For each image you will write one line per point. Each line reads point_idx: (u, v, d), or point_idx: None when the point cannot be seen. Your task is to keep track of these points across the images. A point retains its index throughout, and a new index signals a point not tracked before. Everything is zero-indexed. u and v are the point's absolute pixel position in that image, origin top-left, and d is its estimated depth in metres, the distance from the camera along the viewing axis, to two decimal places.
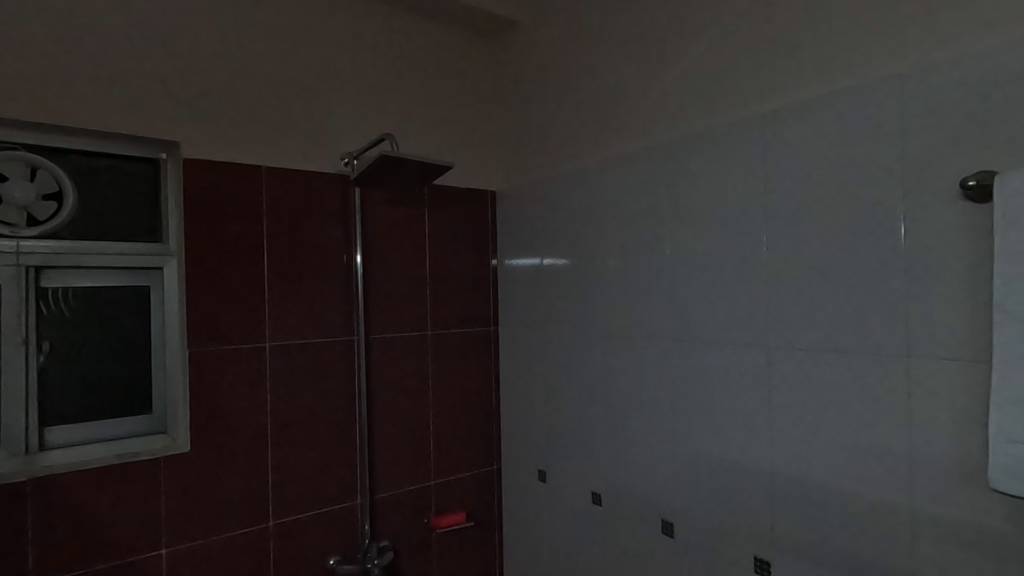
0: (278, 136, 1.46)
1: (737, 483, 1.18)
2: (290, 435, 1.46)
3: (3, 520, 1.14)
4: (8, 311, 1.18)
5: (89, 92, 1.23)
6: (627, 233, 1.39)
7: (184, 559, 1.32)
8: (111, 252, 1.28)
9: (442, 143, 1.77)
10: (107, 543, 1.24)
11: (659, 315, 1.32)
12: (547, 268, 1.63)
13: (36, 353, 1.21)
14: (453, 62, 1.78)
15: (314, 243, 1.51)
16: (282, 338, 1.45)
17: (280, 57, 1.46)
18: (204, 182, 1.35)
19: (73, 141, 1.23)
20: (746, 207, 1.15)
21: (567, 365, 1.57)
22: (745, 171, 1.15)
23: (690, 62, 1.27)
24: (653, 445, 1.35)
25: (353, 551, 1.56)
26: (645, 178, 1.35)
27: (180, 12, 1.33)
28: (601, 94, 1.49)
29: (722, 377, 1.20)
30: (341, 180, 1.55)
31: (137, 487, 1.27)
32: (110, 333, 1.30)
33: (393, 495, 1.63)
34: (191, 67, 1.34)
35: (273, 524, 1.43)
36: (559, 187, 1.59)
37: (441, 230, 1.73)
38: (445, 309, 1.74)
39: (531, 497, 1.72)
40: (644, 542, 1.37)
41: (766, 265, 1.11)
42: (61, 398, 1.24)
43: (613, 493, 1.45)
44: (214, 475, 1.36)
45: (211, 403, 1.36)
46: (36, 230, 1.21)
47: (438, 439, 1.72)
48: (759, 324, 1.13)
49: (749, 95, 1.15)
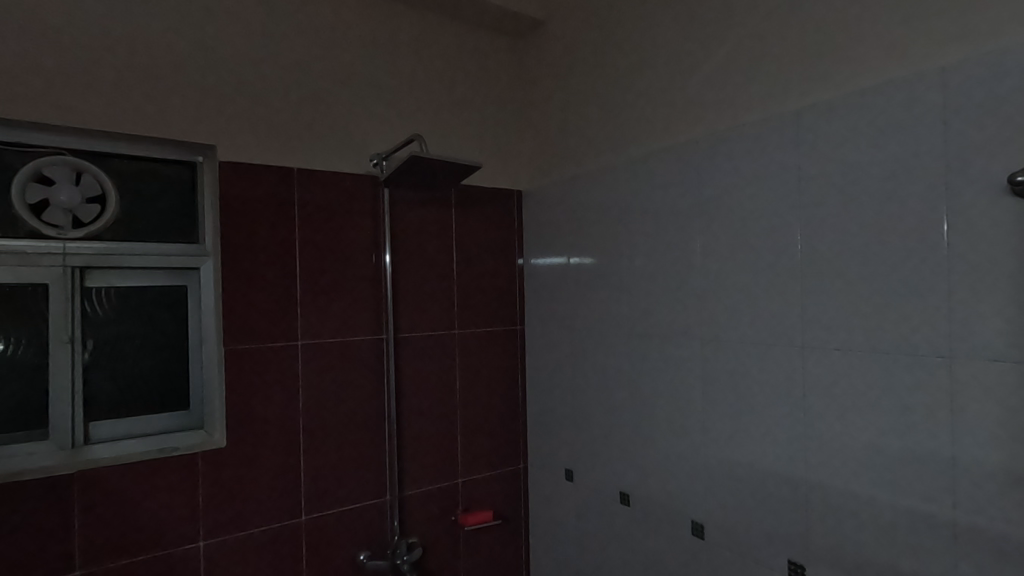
0: (308, 138, 1.48)
1: (770, 485, 1.16)
2: (321, 432, 1.49)
3: (51, 510, 1.18)
4: (55, 309, 1.23)
5: (130, 97, 1.27)
6: (655, 232, 1.38)
7: (220, 552, 1.35)
8: (151, 253, 1.32)
9: (469, 143, 1.77)
10: (148, 535, 1.27)
11: (688, 314, 1.31)
12: (573, 267, 1.63)
13: (81, 350, 1.26)
14: (481, 62, 1.79)
15: (345, 243, 1.53)
16: (313, 337, 1.48)
17: (311, 59, 1.49)
18: (239, 184, 1.38)
19: (115, 146, 1.28)
20: (781, 205, 1.12)
21: (594, 364, 1.57)
22: (778, 167, 1.13)
23: (718, 60, 1.26)
24: (682, 446, 1.34)
25: (383, 547, 1.58)
26: (674, 176, 1.34)
27: (215, 18, 1.36)
28: (629, 92, 1.48)
29: (754, 377, 1.18)
30: (371, 180, 1.58)
31: (175, 481, 1.31)
32: (149, 331, 1.34)
33: (420, 492, 1.65)
34: (225, 72, 1.38)
35: (305, 520, 1.46)
36: (586, 186, 1.59)
37: (468, 230, 1.74)
38: (472, 308, 1.75)
39: (559, 496, 1.72)
40: (673, 543, 1.36)
41: (800, 263, 1.09)
42: (104, 394, 1.29)
43: (642, 493, 1.44)
44: (248, 470, 1.39)
45: (245, 400, 1.39)
46: (82, 232, 1.25)
47: (465, 438, 1.73)
48: (793, 323, 1.11)
49: (782, 90, 1.13)
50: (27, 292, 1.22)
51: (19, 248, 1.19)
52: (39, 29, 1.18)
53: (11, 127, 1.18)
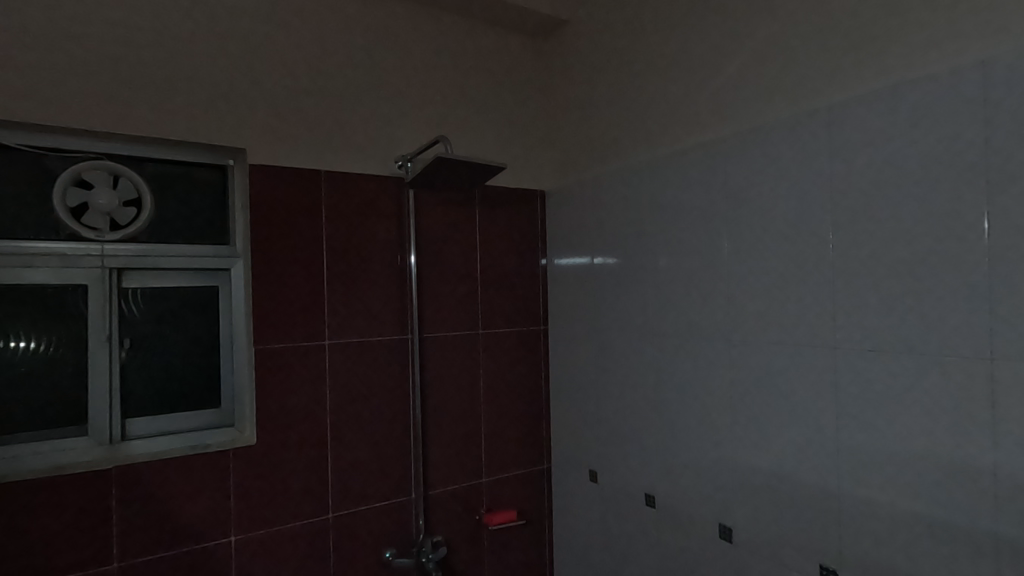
0: (335, 140, 1.50)
1: (800, 489, 1.14)
2: (348, 430, 1.51)
3: (91, 503, 1.22)
4: (94, 309, 1.27)
5: (165, 103, 1.31)
6: (681, 231, 1.37)
7: (250, 548, 1.38)
8: (184, 255, 1.36)
9: (493, 143, 1.78)
10: (182, 530, 1.31)
11: (715, 315, 1.30)
12: (597, 267, 1.63)
13: (118, 348, 1.30)
14: (504, 63, 1.79)
15: (370, 244, 1.55)
16: (339, 337, 1.50)
17: (337, 63, 1.51)
18: (268, 187, 1.41)
19: (149, 150, 1.32)
20: (812, 203, 1.10)
21: (618, 364, 1.57)
22: (809, 165, 1.10)
23: (746, 56, 1.24)
24: (709, 447, 1.32)
25: (408, 545, 1.59)
26: (701, 175, 1.32)
27: (245, 24, 1.39)
28: (654, 90, 1.47)
29: (783, 379, 1.16)
30: (396, 182, 1.59)
31: (207, 477, 1.34)
32: (182, 330, 1.38)
33: (445, 491, 1.66)
34: (255, 76, 1.40)
35: (332, 517, 1.48)
36: (611, 186, 1.58)
37: (492, 231, 1.75)
38: (497, 309, 1.76)
39: (583, 496, 1.71)
40: (700, 546, 1.34)
41: (831, 263, 1.07)
42: (140, 391, 1.33)
43: (667, 495, 1.43)
44: (277, 468, 1.41)
45: (274, 398, 1.41)
46: (118, 234, 1.29)
47: (489, 438, 1.74)
48: (825, 323, 1.09)
49: (812, 86, 1.11)
50: (66, 294, 1.26)
51: (60, 251, 1.23)
52: (77, 38, 1.22)
53: (51, 133, 1.22)
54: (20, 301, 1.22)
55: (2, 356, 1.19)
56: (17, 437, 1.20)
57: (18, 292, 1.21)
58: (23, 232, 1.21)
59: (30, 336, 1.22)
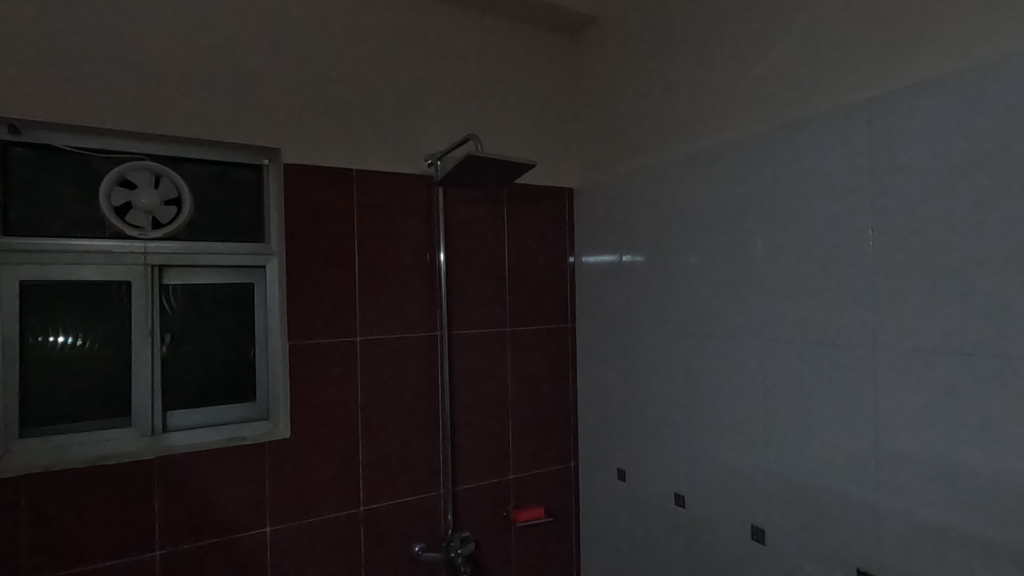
0: (366, 139, 1.52)
1: (836, 492, 1.11)
2: (379, 425, 1.53)
3: (135, 492, 1.26)
4: (138, 305, 1.31)
5: (203, 103, 1.33)
6: (714, 229, 1.35)
7: (285, 539, 1.41)
8: (222, 253, 1.40)
9: (521, 141, 1.78)
10: (220, 520, 1.34)
11: (749, 313, 1.27)
12: (626, 264, 1.62)
13: (160, 343, 1.34)
14: (532, 61, 1.79)
15: (400, 242, 1.57)
16: (371, 333, 1.52)
17: (368, 63, 1.53)
18: (302, 186, 1.43)
19: (189, 151, 1.36)
20: (851, 198, 1.07)
21: (647, 362, 1.55)
22: (848, 160, 1.08)
23: (782, 48, 1.21)
24: (741, 447, 1.30)
25: (437, 540, 1.61)
26: (735, 171, 1.30)
27: (280, 25, 1.42)
28: (685, 86, 1.46)
29: (819, 379, 1.14)
30: (425, 180, 1.61)
31: (244, 469, 1.37)
32: (220, 326, 1.42)
33: (473, 488, 1.67)
34: (288, 76, 1.43)
35: (363, 510, 1.51)
36: (640, 183, 1.57)
37: (520, 229, 1.75)
38: (525, 306, 1.76)
39: (610, 495, 1.71)
40: (731, 547, 1.32)
41: (871, 260, 1.04)
42: (180, 384, 1.37)
43: (697, 494, 1.41)
44: (309, 462, 1.44)
45: (308, 393, 1.44)
46: (160, 232, 1.33)
47: (517, 434, 1.75)
48: (864, 322, 1.06)
49: (851, 78, 1.08)
50: (111, 289, 1.30)
51: (106, 248, 1.28)
52: (119, 40, 1.25)
53: (98, 135, 1.27)
54: (68, 296, 1.27)
55: (52, 350, 1.24)
56: (65, 427, 1.26)
57: (66, 288, 1.26)
58: (70, 230, 1.26)
59: (78, 330, 1.27)
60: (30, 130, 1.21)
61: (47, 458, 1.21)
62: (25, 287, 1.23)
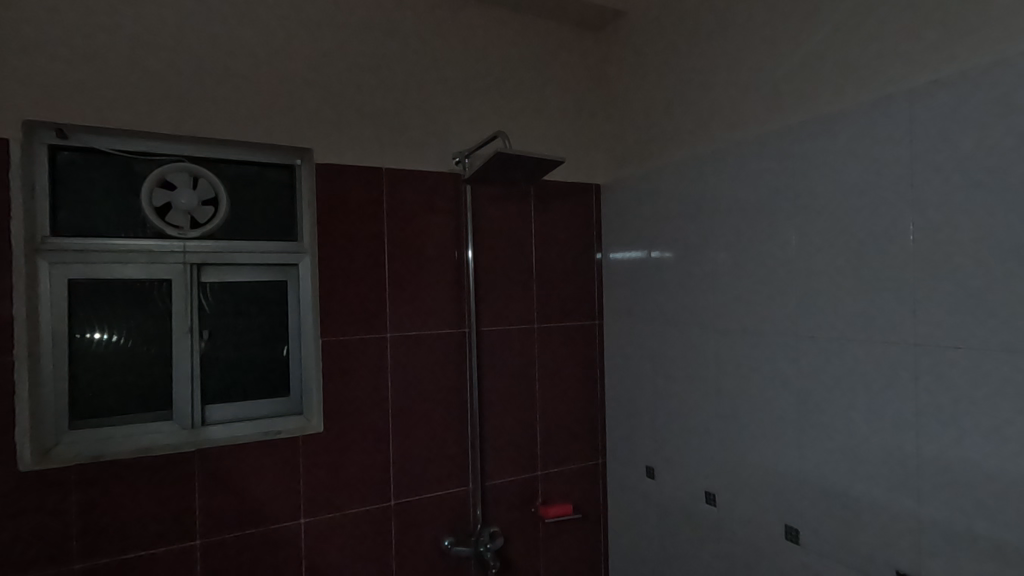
0: (394, 138, 1.54)
1: (873, 492, 1.08)
2: (410, 420, 1.55)
3: (176, 483, 1.30)
4: (178, 302, 1.36)
5: (236, 104, 1.36)
6: (745, 224, 1.33)
7: (319, 531, 1.44)
8: (257, 251, 1.44)
9: (548, 138, 1.78)
10: (257, 512, 1.38)
11: (782, 309, 1.25)
12: (654, 261, 1.61)
13: (199, 339, 1.38)
14: (558, 58, 1.79)
15: (429, 240, 1.58)
16: (400, 330, 1.54)
17: (395, 62, 1.54)
18: (333, 185, 1.46)
19: (226, 153, 1.40)
20: (891, 189, 1.04)
21: (677, 359, 1.54)
22: (887, 150, 1.04)
23: (815, 39, 1.19)
24: (774, 446, 1.28)
25: (467, 534, 1.63)
26: (766, 165, 1.28)
27: (310, 27, 1.44)
28: (716, 79, 1.43)
29: (856, 376, 1.11)
30: (453, 178, 1.62)
31: (279, 462, 1.40)
32: (255, 322, 1.46)
33: (501, 483, 1.68)
34: (318, 77, 1.45)
35: (394, 504, 1.53)
36: (669, 178, 1.56)
37: (548, 226, 1.75)
38: (552, 303, 1.76)
39: (639, 493, 1.70)
40: (763, 546, 1.31)
41: (912, 254, 1.01)
42: (218, 379, 1.42)
43: (727, 492, 1.40)
44: (341, 455, 1.47)
45: (339, 388, 1.46)
46: (199, 232, 1.38)
47: (545, 431, 1.75)
48: (904, 318, 1.03)
49: (891, 66, 1.05)
50: (152, 287, 1.35)
51: (147, 247, 1.33)
52: (155, 43, 1.28)
53: (140, 138, 1.31)
54: (113, 294, 1.32)
55: (97, 346, 1.30)
56: (110, 419, 1.31)
57: (111, 286, 1.31)
58: (115, 231, 1.31)
59: (122, 327, 1.32)
60: (76, 135, 1.25)
61: (94, 449, 1.26)
62: (72, 285, 1.28)
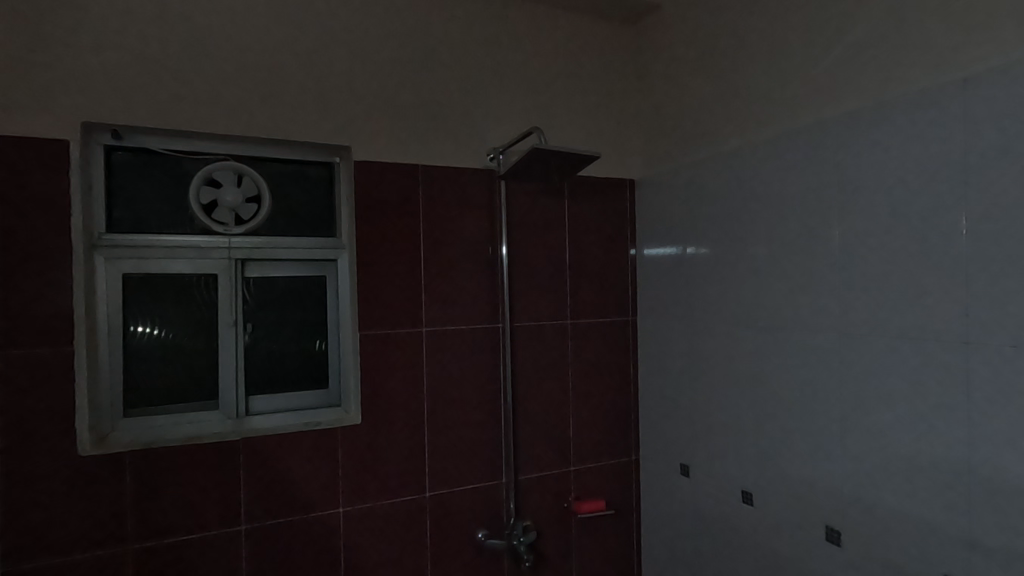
0: (429, 135, 1.56)
1: (921, 496, 1.04)
2: (445, 414, 1.58)
3: (222, 471, 1.35)
4: (224, 296, 1.41)
5: (277, 104, 1.40)
6: (785, 218, 1.30)
7: (357, 520, 1.47)
8: (298, 247, 1.48)
9: (582, 134, 1.77)
10: (299, 500, 1.42)
11: (825, 306, 1.21)
12: (689, 257, 1.59)
13: (243, 332, 1.44)
14: (590, 52, 1.77)
15: (463, 236, 1.60)
16: (435, 324, 1.56)
17: (430, 59, 1.56)
18: (370, 181, 1.48)
19: (268, 151, 1.45)
20: (944, 181, 0.99)
21: (712, 356, 1.52)
22: (938, 141, 1.00)
23: (858, 26, 1.15)
24: (813, 446, 1.25)
25: (500, 527, 1.64)
26: (807, 158, 1.24)
27: (347, 25, 1.47)
28: (753, 70, 1.40)
29: (903, 377, 1.07)
30: (486, 174, 1.63)
31: (319, 452, 1.44)
32: (296, 316, 1.50)
33: (534, 478, 1.69)
34: (355, 75, 1.47)
35: (430, 496, 1.56)
36: (705, 173, 1.53)
37: (582, 222, 1.75)
38: (585, 299, 1.76)
39: (674, 490, 1.68)
40: (803, 547, 1.28)
41: (965, 250, 0.97)
42: (260, 370, 1.47)
43: (766, 493, 1.37)
44: (376, 447, 1.50)
45: (375, 381, 1.49)
46: (243, 229, 1.43)
47: (577, 427, 1.75)
48: (955, 316, 0.99)
49: (942, 54, 1.00)
50: (199, 282, 1.40)
51: (195, 244, 1.38)
52: (199, 45, 1.32)
53: (187, 138, 1.36)
54: (163, 289, 1.37)
55: (147, 339, 1.35)
56: (160, 408, 1.37)
57: (161, 281, 1.37)
58: (165, 228, 1.37)
59: (171, 320, 1.38)
60: (129, 136, 1.31)
61: (146, 437, 1.32)
62: (127, 280, 1.34)
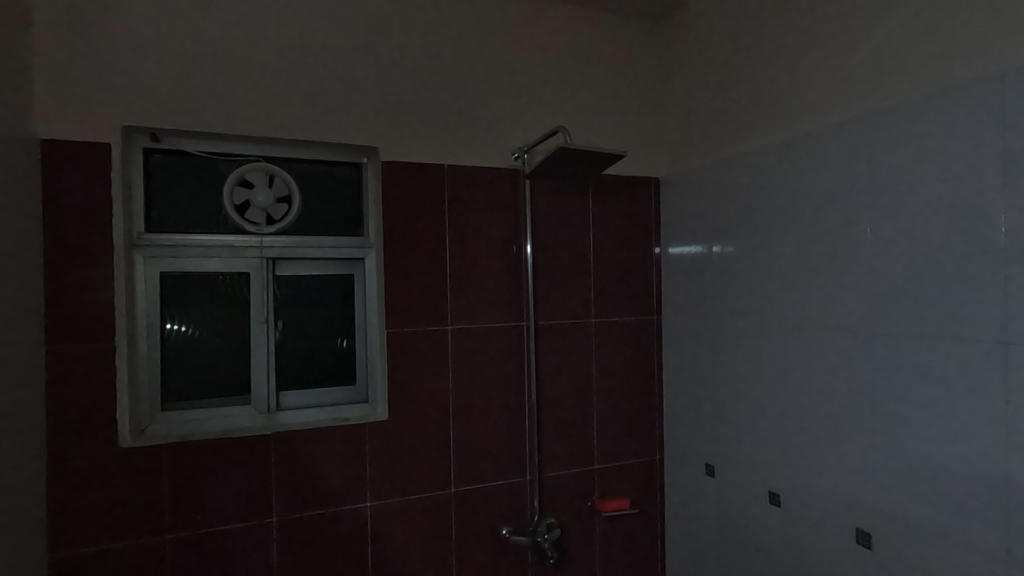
0: (455, 135, 1.57)
1: (955, 500, 1.02)
2: (470, 412, 1.59)
3: (255, 463, 1.39)
4: (256, 294, 1.45)
5: (307, 106, 1.43)
6: (815, 215, 1.28)
7: (384, 515, 1.50)
8: (327, 246, 1.51)
9: (606, 132, 1.77)
10: (328, 494, 1.45)
11: (856, 305, 1.19)
12: (715, 255, 1.58)
13: (274, 328, 1.47)
14: (615, 50, 1.77)
15: (489, 235, 1.61)
16: (460, 322, 1.58)
17: (456, 59, 1.57)
18: (397, 181, 1.51)
19: (298, 152, 1.48)
20: (982, 178, 0.97)
21: (739, 355, 1.51)
22: (976, 137, 0.98)
23: (892, 20, 1.13)
24: (842, 447, 1.23)
25: (524, 525, 1.65)
26: (837, 154, 1.22)
27: (375, 28, 1.49)
28: (781, 66, 1.39)
29: (938, 378, 1.04)
30: (511, 173, 1.64)
31: (347, 447, 1.47)
32: (324, 314, 1.53)
33: (557, 476, 1.70)
34: (382, 76, 1.50)
35: (455, 492, 1.57)
36: (732, 171, 1.52)
37: (606, 222, 1.75)
38: (609, 298, 1.76)
39: (699, 491, 1.67)
40: (831, 551, 1.25)
41: (1005, 247, 0.94)
42: (290, 366, 1.50)
43: (794, 494, 1.35)
44: (403, 442, 1.52)
45: (402, 378, 1.52)
46: (274, 228, 1.46)
47: (601, 425, 1.75)
48: (994, 315, 0.96)
49: (981, 47, 0.98)
50: (233, 281, 1.44)
51: (229, 243, 1.42)
52: (233, 49, 1.36)
53: (221, 140, 1.40)
54: (198, 287, 1.42)
55: (184, 335, 1.40)
56: (195, 402, 1.41)
57: (196, 279, 1.41)
58: (201, 228, 1.41)
59: (206, 317, 1.42)
60: (167, 138, 1.35)
61: (183, 429, 1.37)
62: (164, 278, 1.39)
